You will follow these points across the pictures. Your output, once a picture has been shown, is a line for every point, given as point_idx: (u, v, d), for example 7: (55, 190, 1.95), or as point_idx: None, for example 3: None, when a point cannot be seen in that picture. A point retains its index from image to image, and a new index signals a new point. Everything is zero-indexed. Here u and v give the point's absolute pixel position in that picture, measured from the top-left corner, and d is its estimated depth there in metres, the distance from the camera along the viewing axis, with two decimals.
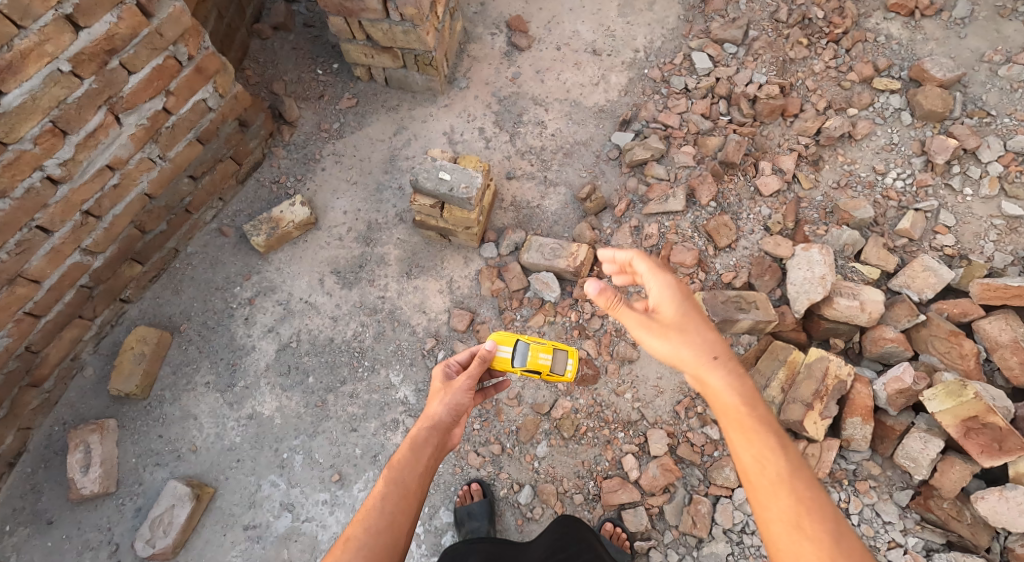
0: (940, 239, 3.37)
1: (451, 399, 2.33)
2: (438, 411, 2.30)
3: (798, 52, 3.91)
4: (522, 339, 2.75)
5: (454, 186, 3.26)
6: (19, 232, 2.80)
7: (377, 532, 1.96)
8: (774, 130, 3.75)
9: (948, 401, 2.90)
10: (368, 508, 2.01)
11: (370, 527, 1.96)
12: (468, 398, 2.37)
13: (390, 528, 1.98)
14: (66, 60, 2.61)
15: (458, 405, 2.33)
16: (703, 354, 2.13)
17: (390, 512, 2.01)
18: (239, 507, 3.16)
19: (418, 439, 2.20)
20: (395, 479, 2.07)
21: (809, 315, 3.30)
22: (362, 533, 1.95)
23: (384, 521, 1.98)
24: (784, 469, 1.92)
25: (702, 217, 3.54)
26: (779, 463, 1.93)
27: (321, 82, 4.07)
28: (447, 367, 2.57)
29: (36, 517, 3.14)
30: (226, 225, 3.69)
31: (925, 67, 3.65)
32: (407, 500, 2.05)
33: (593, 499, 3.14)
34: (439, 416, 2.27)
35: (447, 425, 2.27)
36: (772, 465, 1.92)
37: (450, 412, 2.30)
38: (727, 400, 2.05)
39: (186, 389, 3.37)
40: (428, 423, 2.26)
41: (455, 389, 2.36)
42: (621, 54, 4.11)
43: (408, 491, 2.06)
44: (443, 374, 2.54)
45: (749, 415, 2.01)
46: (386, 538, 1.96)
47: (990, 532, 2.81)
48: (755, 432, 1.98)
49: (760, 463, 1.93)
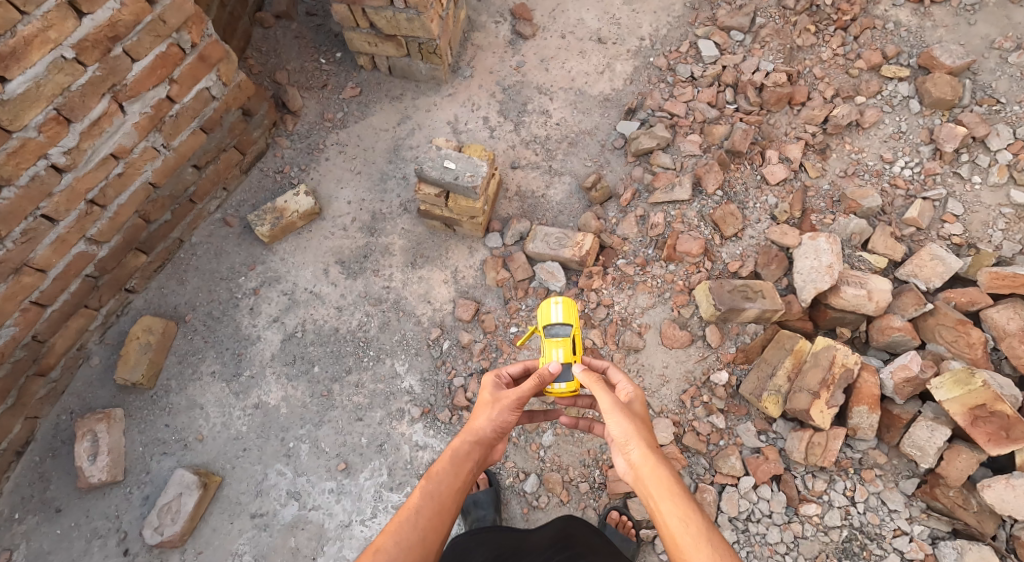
0: (947, 228, 3.34)
1: (499, 415, 2.26)
2: (482, 426, 2.23)
3: (805, 40, 3.88)
4: (571, 325, 2.70)
5: (459, 175, 3.25)
6: (24, 221, 2.80)
7: (408, 548, 1.88)
8: (781, 119, 3.73)
9: (955, 390, 2.90)
10: (401, 519, 1.93)
11: (402, 541, 1.89)
12: (514, 418, 2.30)
13: (423, 545, 1.91)
14: (70, 47, 2.60)
15: (503, 426, 2.27)
16: (644, 440, 2.15)
17: (422, 527, 1.93)
18: (246, 496, 3.18)
19: (460, 453, 2.15)
20: (432, 492, 2.00)
21: (815, 305, 3.28)
22: (393, 546, 1.87)
23: (417, 535, 1.91)
24: (711, 546, 1.88)
25: (708, 206, 3.51)
26: (711, 543, 1.89)
27: (324, 71, 4.05)
28: (499, 378, 2.49)
29: (45, 505, 3.17)
30: (230, 216, 3.70)
31: (934, 54, 3.61)
32: (440, 517, 1.97)
33: (599, 487, 3.14)
34: (484, 432, 2.22)
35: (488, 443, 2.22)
36: (696, 524, 1.93)
37: (494, 429, 2.25)
38: (657, 481, 2.04)
39: (192, 378, 3.39)
40: (470, 438, 2.19)
41: (503, 407, 2.28)
42: (626, 42, 4.08)
43: (444, 506, 1.99)
44: (493, 384, 2.43)
45: (680, 494, 1.99)
46: (416, 556, 1.89)
47: (996, 520, 2.81)
48: (685, 508, 1.96)
49: (692, 540, 1.90)
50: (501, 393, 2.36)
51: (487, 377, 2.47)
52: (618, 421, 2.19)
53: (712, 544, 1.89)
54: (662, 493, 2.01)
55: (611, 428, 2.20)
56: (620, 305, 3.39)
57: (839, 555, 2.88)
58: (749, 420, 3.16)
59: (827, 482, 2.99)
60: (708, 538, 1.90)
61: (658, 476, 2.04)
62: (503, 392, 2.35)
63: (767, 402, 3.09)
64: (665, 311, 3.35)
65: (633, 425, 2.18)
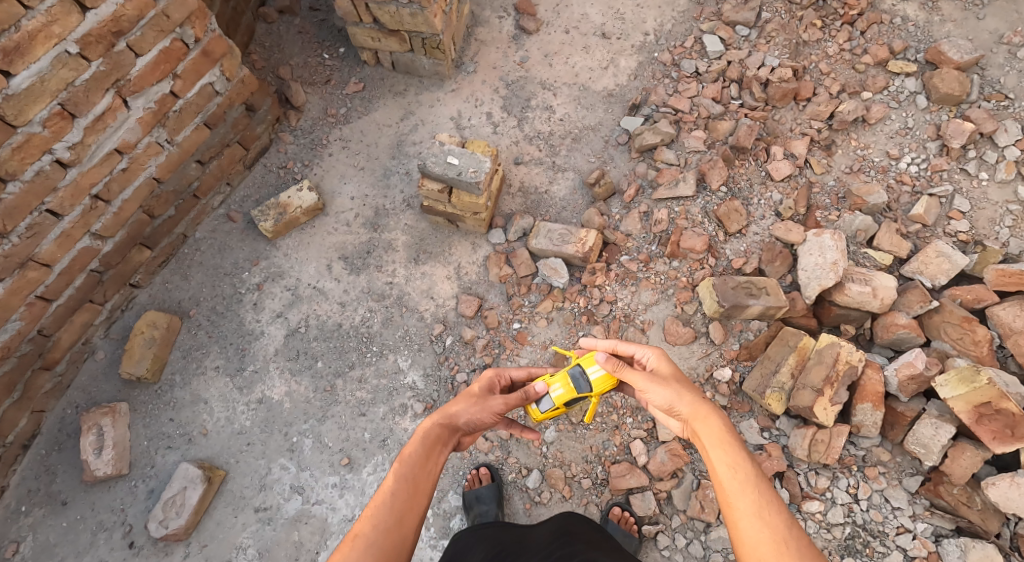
0: (954, 225, 3.32)
1: (475, 409, 2.32)
2: (456, 415, 2.28)
3: (811, 35, 3.86)
4: (587, 393, 2.56)
5: (462, 170, 3.24)
6: (29, 216, 2.81)
7: (385, 530, 1.88)
8: (786, 115, 3.70)
9: (960, 388, 2.88)
10: (377, 502, 1.94)
11: (379, 524, 1.89)
12: (492, 418, 2.35)
13: (399, 526, 1.91)
14: (74, 42, 2.61)
15: (480, 421, 2.32)
16: (696, 395, 2.21)
17: (399, 509, 1.94)
18: (250, 490, 3.20)
19: (431, 436, 2.17)
20: (406, 475, 2.02)
21: (820, 302, 3.27)
22: (371, 529, 1.87)
23: (394, 517, 1.91)
24: (758, 493, 1.91)
25: (713, 202, 3.50)
26: (757, 490, 1.91)
27: (327, 66, 4.05)
28: (498, 377, 2.54)
29: (51, 498, 3.19)
30: (234, 211, 3.71)
31: (941, 49, 3.58)
32: (415, 499, 1.98)
33: (601, 484, 3.15)
34: (456, 421, 2.25)
35: (456, 428, 2.25)
36: (743, 469, 1.96)
37: (468, 420, 2.29)
38: (710, 432, 2.09)
39: (196, 373, 3.40)
40: (442, 422, 2.23)
41: (483, 405, 2.34)
42: (631, 37, 4.06)
43: (418, 488, 2.00)
44: (483, 384, 2.50)
45: (730, 443, 2.03)
46: (394, 538, 1.88)
47: (1000, 517, 2.79)
48: (734, 456, 1.99)
49: (739, 486, 1.93)
50: (480, 392, 2.42)
51: (483, 374, 2.55)
52: (660, 385, 2.27)
53: (759, 490, 1.91)
54: (710, 442, 2.06)
55: (655, 395, 2.28)
56: (622, 301, 3.38)
57: (842, 552, 2.88)
58: (752, 417, 3.15)
59: (830, 479, 2.98)
60: (755, 485, 1.93)
61: (712, 424, 2.11)
62: (479, 392, 2.42)
63: (770, 399, 3.08)
64: (668, 307, 3.34)
65: (675, 388, 2.25)
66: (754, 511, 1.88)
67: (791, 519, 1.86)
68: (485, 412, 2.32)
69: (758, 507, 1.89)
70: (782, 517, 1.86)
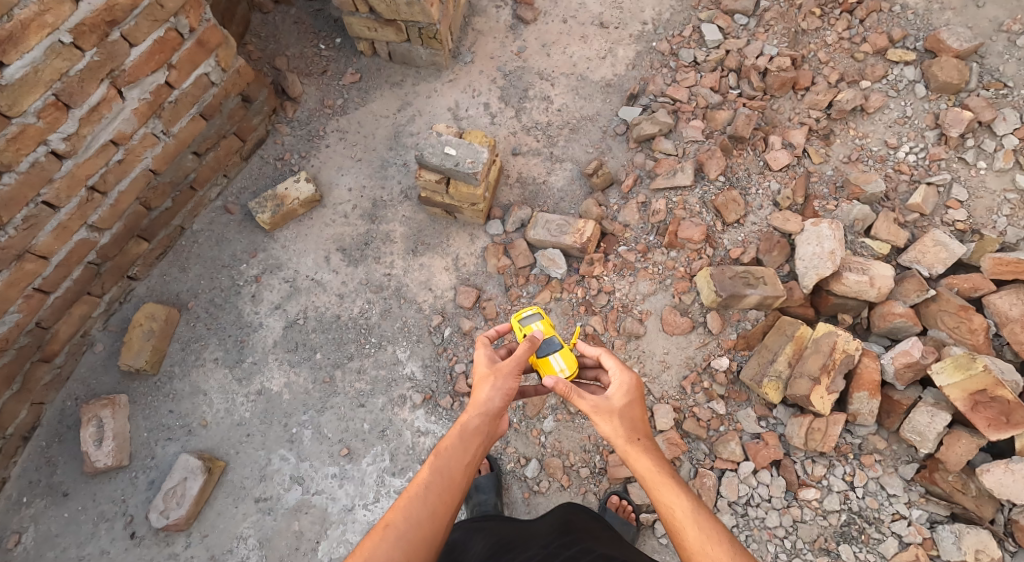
0: (951, 214, 3.32)
1: (500, 385, 2.28)
2: (489, 398, 2.24)
3: (810, 23, 3.84)
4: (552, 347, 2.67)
5: (459, 161, 3.24)
6: (25, 207, 2.81)
7: (418, 524, 1.91)
8: (785, 104, 3.69)
9: (956, 375, 2.90)
10: (409, 495, 1.96)
11: (412, 517, 1.92)
12: (516, 385, 2.32)
13: (432, 520, 1.94)
14: (67, 32, 2.60)
15: (509, 395, 2.28)
16: (627, 435, 2.19)
17: (432, 503, 1.96)
18: (250, 480, 3.22)
19: (468, 428, 2.15)
20: (440, 467, 2.03)
21: (817, 291, 3.28)
22: (402, 522, 1.91)
23: (426, 512, 1.94)
24: (700, 527, 1.95)
25: (710, 192, 3.49)
26: (698, 525, 1.95)
27: (324, 57, 4.03)
28: (492, 349, 2.47)
29: (52, 489, 3.21)
30: (231, 203, 3.71)
31: (941, 37, 3.56)
32: (449, 492, 1.99)
33: (599, 473, 3.17)
34: (490, 403, 2.22)
35: (497, 412, 2.22)
36: (679, 508, 1.99)
37: (500, 399, 2.25)
38: (646, 472, 2.10)
39: (195, 364, 3.41)
40: (478, 411, 2.20)
41: (503, 376, 2.30)
42: (629, 27, 4.04)
43: (453, 482, 2.01)
44: (489, 355, 2.43)
45: (665, 482, 2.05)
46: (427, 531, 1.92)
47: (994, 504, 2.82)
48: (671, 495, 2.02)
49: (682, 524, 1.97)
50: (501, 364, 2.36)
51: (480, 348, 2.46)
52: (600, 418, 2.24)
53: (700, 525, 1.95)
54: (648, 481, 2.08)
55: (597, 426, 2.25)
56: (620, 292, 3.38)
57: (838, 538, 2.91)
58: (750, 406, 3.18)
59: (827, 467, 3.01)
60: (696, 521, 1.96)
61: (645, 464, 2.11)
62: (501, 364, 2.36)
63: (767, 387, 3.10)
64: (666, 297, 3.35)
65: (616, 420, 2.22)
66: (701, 546, 1.92)
67: (735, 548, 1.91)
68: (511, 384, 2.30)
69: (703, 540, 1.93)
70: (727, 549, 1.90)
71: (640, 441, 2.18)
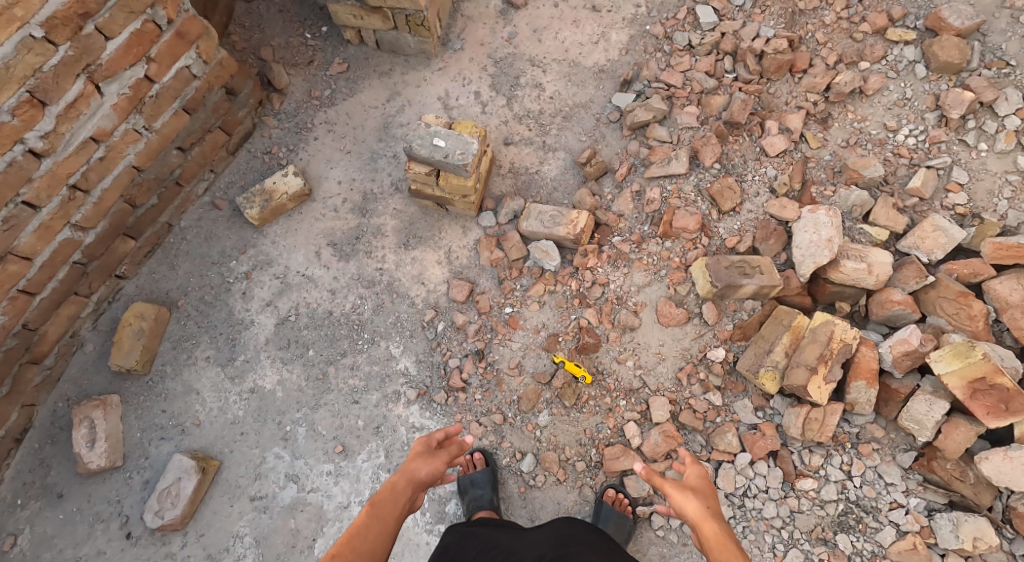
0: (951, 198, 3.27)
1: (435, 464, 2.39)
2: (418, 470, 2.34)
3: (808, 3, 3.72)
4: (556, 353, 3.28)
5: (449, 153, 3.17)
6: (5, 208, 2.76)
7: None
8: (781, 88, 3.62)
9: (955, 363, 2.87)
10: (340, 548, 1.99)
11: None
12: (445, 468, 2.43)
13: None
14: (38, 25, 2.53)
15: (436, 473, 2.37)
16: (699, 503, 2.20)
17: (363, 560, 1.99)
18: (245, 479, 3.21)
19: (396, 490, 2.22)
20: (371, 526, 2.06)
21: (814, 279, 3.23)
22: None
23: None
24: None
25: (706, 179, 3.43)
26: None
27: (310, 46, 3.94)
28: (431, 437, 2.56)
29: (47, 491, 3.21)
30: (219, 198, 3.65)
31: (942, 15, 3.45)
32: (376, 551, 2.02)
33: (595, 466, 3.16)
34: (420, 478, 2.31)
35: (419, 485, 2.30)
36: None
37: (429, 472, 2.35)
38: (716, 539, 2.07)
39: (187, 363, 3.38)
40: (406, 481, 2.27)
41: (438, 459, 2.42)
42: (621, 10, 3.94)
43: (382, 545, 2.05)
44: (426, 441, 2.53)
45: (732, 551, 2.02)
46: None
47: (992, 491, 2.82)
48: None
49: None
50: (435, 451, 2.48)
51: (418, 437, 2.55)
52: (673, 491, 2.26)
53: None
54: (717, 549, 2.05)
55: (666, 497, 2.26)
56: (615, 283, 3.32)
57: (835, 528, 2.91)
58: (746, 397, 3.16)
59: (824, 457, 3.00)
60: None
61: (711, 531, 2.10)
62: (435, 449, 2.49)
63: (764, 378, 3.07)
64: (661, 289, 3.29)
65: (688, 493, 2.24)
66: None
67: None
68: (442, 464, 2.42)
69: None
70: None
71: (712, 513, 2.18)
